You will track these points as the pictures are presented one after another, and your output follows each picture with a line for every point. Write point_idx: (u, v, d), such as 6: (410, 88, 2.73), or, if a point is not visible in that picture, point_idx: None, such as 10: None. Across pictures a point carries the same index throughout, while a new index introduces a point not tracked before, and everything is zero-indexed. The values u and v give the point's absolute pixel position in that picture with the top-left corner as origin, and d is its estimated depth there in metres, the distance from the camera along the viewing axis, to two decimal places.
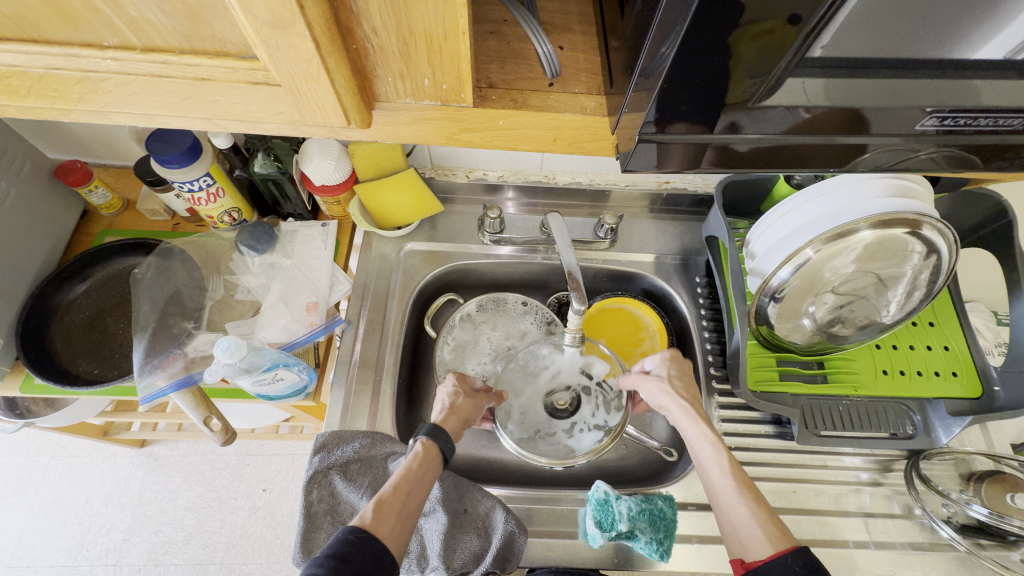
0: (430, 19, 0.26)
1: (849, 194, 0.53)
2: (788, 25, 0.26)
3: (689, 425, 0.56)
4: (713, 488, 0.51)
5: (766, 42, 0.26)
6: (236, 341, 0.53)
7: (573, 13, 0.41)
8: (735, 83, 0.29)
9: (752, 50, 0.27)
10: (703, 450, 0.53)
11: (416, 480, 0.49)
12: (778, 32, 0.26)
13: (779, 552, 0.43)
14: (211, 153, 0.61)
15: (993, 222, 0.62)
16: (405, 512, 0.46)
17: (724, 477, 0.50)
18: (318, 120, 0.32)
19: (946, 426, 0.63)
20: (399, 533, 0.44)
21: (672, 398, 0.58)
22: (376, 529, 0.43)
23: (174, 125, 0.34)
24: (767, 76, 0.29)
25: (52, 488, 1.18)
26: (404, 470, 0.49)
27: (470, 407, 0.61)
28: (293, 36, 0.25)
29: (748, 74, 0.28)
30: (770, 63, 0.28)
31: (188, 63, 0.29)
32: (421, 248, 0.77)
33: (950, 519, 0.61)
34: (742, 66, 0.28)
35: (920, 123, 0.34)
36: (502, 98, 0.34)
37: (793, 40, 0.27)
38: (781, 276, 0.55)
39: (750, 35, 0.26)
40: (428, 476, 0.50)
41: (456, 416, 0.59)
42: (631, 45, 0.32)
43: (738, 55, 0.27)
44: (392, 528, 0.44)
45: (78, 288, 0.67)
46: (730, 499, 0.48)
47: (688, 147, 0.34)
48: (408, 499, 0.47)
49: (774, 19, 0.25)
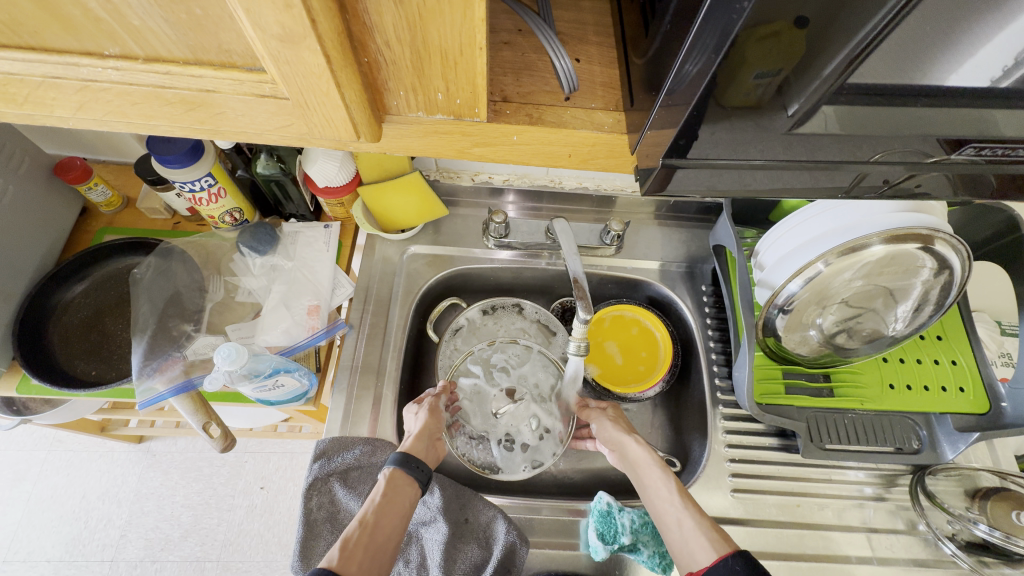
0: (446, 33, 0.25)
1: (863, 208, 0.52)
2: (793, 28, 0.24)
3: (637, 451, 0.56)
4: (659, 508, 0.50)
5: (770, 47, 0.25)
6: (237, 348, 0.53)
7: (589, 24, 0.40)
8: (737, 85, 0.27)
9: (758, 53, 0.25)
10: (652, 473, 0.54)
11: (386, 509, 0.48)
12: (783, 35, 0.24)
13: (723, 558, 0.42)
14: (214, 153, 0.60)
15: (1005, 236, 0.61)
16: (374, 546, 0.45)
17: (672, 495, 0.50)
18: (327, 133, 0.31)
19: (952, 443, 0.62)
20: (369, 568, 0.43)
21: (622, 430, 0.59)
22: (344, 565, 0.42)
23: (177, 135, 0.33)
24: (776, 76, 0.26)
25: (48, 482, 1.17)
26: (374, 500, 0.49)
27: (432, 419, 0.59)
28: (304, 50, 0.24)
29: (751, 74, 0.26)
30: (780, 63, 0.26)
31: (193, 74, 0.28)
32: (425, 251, 0.77)
33: (955, 535, 0.60)
34: (747, 69, 0.26)
35: (958, 152, 0.33)
36: (517, 113, 0.34)
37: (803, 48, 0.25)
38: (791, 288, 0.55)
39: (754, 37, 0.24)
40: (400, 510, 0.49)
41: (420, 436, 0.56)
42: (653, 65, 0.31)
43: (745, 58, 0.25)
44: (360, 563, 0.43)
45: (76, 288, 0.66)
46: (676, 516, 0.48)
47: (668, 171, 0.34)
48: (377, 531, 0.46)
49: (780, 20, 0.23)
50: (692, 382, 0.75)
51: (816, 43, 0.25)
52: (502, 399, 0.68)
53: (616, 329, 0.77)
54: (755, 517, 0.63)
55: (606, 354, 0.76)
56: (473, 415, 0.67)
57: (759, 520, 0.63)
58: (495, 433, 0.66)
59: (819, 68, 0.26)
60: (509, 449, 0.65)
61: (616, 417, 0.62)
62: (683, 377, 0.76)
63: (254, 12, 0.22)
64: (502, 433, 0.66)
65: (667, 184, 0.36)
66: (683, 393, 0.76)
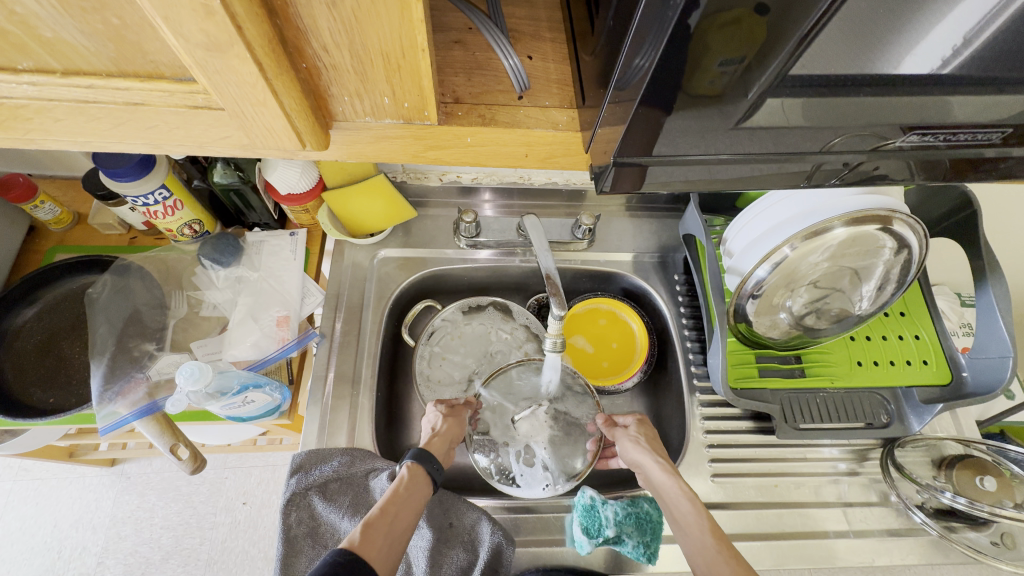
0: (384, 36, 0.24)
1: (826, 192, 0.53)
2: (755, 15, 0.24)
3: (665, 480, 0.54)
4: (691, 547, 0.47)
5: (731, 34, 0.24)
6: (201, 366, 0.51)
7: (542, 19, 0.40)
8: (701, 72, 0.26)
9: (719, 41, 0.25)
10: (681, 507, 0.51)
11: (403, 503, 0.47)
12: (744, 22, 0.24)
13: None
14: (167, 163, 0.57)
15: (959, 213, 0.63)
16: (393, 535, 0.44)
17: (705, 535, 0.47)
18: (270, 143, 0.30)
19: (918, 415, 0.64)
20: (387, 555, 0.42)
21: (648, 453, 0.56)
22: (364, 550, 0.41)
23: (112, 150, 0.31)
24: (741, 64, 0.26)
25: (17, 513, 1.12)
26: (390, 493, 0.47)
27: (455, 424, 0.60)
28: (233, 58, 0.23)
29: (716, 61, 0.26)
30: (744, 49, 0.25)
31: (118, 87, 0.26)
32: (395, 254, 0.75)
33: (924, 504, 0.62)
34: (712, 56, 0.25)
35: (901, 139, 0.33)
36: (469, 114, 0.33)
37: (765, 34, 0.25)
38: (759, 274, 0.55)
39: (717, 25, 0.24)
40: (417, 506, 0.48)
41: (441, 439, 0.58)
42: (603, 59, 0.31)
43: (705, 47, 0.25)
44: (380, 549, 0.42)
45: (26, 312, 0.63)
46: (709, 558, 0.45)
47: (641, 170, 0.34)
48: (395, 521, 0.45)
49: (740, 7, 0.23)
50: (669, 371, 0.75)
51: (759, 29, 0.24)
52: (522, 410, 0.65)
53: (586, 321, 0.77)
54: (736, 500, 0.64)
55: (585, 354, 0.76)
56: (493, 425, 0.64)
57: (739, 503, 0.64)
58: (516, 444, 0.63)
59: (766, 57, 0.26)
60: (528, 462, 0.62)
61: (641, 436, 0.59)
62: (661, 366, 0.77)
63: (172, 20, 0.21)
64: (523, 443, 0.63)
65: (644, 181, 0.36)
66: (661, 382, 0.77)
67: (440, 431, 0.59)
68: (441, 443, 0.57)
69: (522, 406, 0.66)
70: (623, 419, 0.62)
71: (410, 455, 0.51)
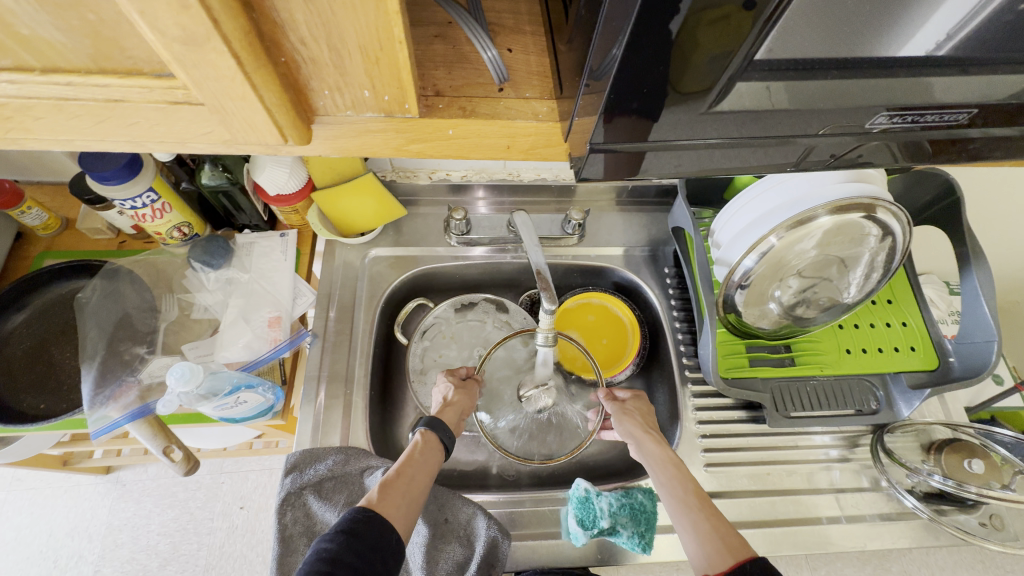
0: (362, 28, 0.25)
1: (810, 181, 0.53)
2: (743, 11, 0.25)
3: (654, 449, 0.55)
4: (674, 508, 0.49)
5: (721, 29, 0.25)
6: (191, 367, 0.51)
7: (523, 13, 0.40)
8: (693, 72, 0.28)
9: (709, 38, 0.26)
10: (667, 472, 0.53)
11: (418, 466, 0.50)
12: (732, 18, 0.25)
13: (741, 562, 0.41)
14: (153, 165, 0.57)
15: (942, 201, 0.64)
16: (410, 494, 0.47)
17: (687, 497, 0.50)
18: (252, 138, 0.30)
19: (907, 400, 0.65)
20: (406, 512, 0.45)
21: (638, 425, 0.58)
22: (383, 507, 0.44)
23: (95, 149, 0.32)
24: (728, 58, 0.27)
25: (12, 524, 1.12)
26: (407, 456, 0.50)
27: (465, 398, 0.61)
28: (210, 52, 0.23)
29: (707, 58, 0.27)
30: (730, 44, 0.26)
31: (97, 84, 0.27)
32: (386, 254, 0.75)
33: (914, 489, 0.63)
34: (701, 53, 0.26)
35: (871, 121, 0.34)
36: (450, 107, 0.33)
37: (752, 27, 0.26)
38: (747, 264, 0.56)
39: (705, 22, 0.25)
40: (431, 469, 0.51)
41: (452, 410, 0.59)
42: (579, 49, 0.31)
43: (694, 41, 0.26)
44: (398, 507, 0.45)
45: (15, 318, 0.62)
46: (692, 518, 0.48)
47: (637, 155, 0.34)
48: (412, 482, 0.48)
49: (729, 3, 0.24)
50: (662, 362, 0.76)
51: (731, 16, 0.25)
52: (530, 388, 0.66)
53: (576, 315, 0.77)
54: (729, 489, 0.65)
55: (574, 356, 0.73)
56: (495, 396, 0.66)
57: (732, 491, 0.65)
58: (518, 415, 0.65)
59: (738, 44, 0.26)
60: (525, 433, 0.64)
61: (633, 408, 0.61)
62: (653, 358, 0.78)
63: (148, 14, 0.21)
64: (530, 417, 0.65)
65: (640, 168, 0.36)
66: (654, 373, 0.77)
67: (450, 402, 0.60)
68: (451, 413, 0.58)
69: (530, 381, 0.66)
70: (620, 393, 0.63)
71: (421, 423, 0.54)
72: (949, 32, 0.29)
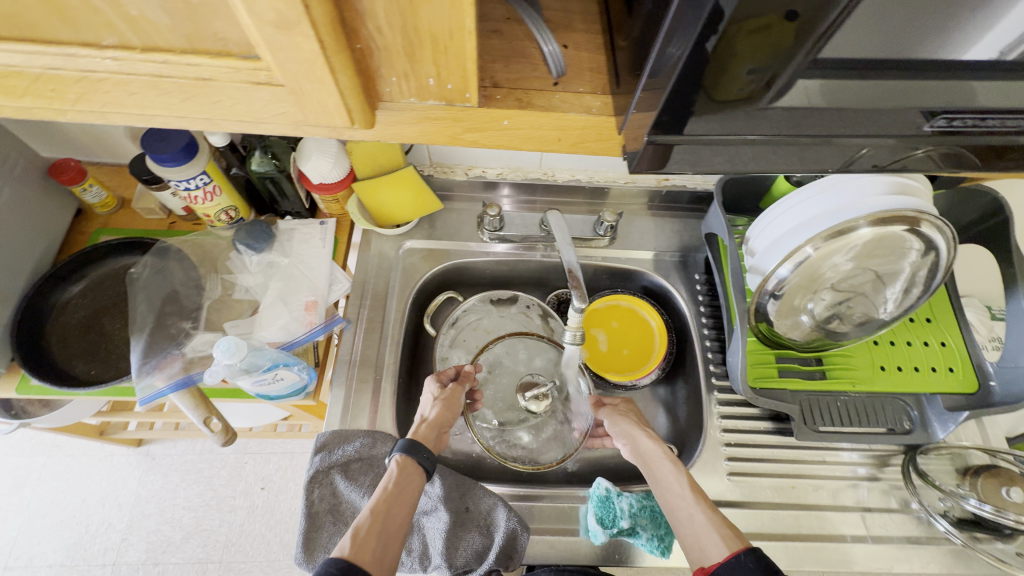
0: (436, 18, 0.26)
1: (853, 191, 0.53)
2: (785, 21, 0.25)
3: (649, 446, 0.56)
4: (670, 500, 0.50)
5: (762, 39, 0.26)
6: (236, 341, 0.53)
7: (575, 11, 0.41)
8: (743, 76, 0.28)
9: (747, 46, 0.26)
10: (662, 467, 0.54)
11: (394, 499, 0.48)
12: (774, 28, 0.26)
13: (734, 553, 0.42)
14: (208, 150, 0.60)
15: (989, 218, 0.62)
16: (385, 538, 0.45)
17: (683, 489, 0.50)
18: (322, 119, 0.32)
19: (942, 422, 0.63)
20: (381, 559, 0.43)
21: (635, 425, 0.59)
22: (357, 557, 0.42)
23: (175, 125, 0.34)
24: (767, 71, 0.28)
25: (49, 488, 1.17)
26: (383, 490, 0.48)
27: (445, 408, 0.59)
28: (297, 36, 0.25)
29: (745, 69, 0.28)
30: (769, 59, 0.27)
31: (190, 63, 0.29)
32: (420, 246, 0.77)
33: (947, 512, 0.61)
34: (739, 63, 0.27)
35: (926, 124, 0.34)
36: (507, 98, 0.35)
37: (798, 36, 0.26)
38: (780, 273, 0.55)
39: (747, 30, 0.25)
40: (411, 500, 0.49)
41: (430, 425, 0.57)
42: (636, 45, 0.32)
43: (733, 51, 0.27)
44: (373, 554, 0.43)
45: (73, 288, 0.66)
46: (687, 511, 0.48)
47: (663, 151, 0.34)
48: (388, 521, 0.46)
49: (771, 14, 0.25)
50: (688, 369, 0.76)
51: (791, 17, 0.25)
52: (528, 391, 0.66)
53: (604, 316, 0.78)
54: (752, 499, 0.64)
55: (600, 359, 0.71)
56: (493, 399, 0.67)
57: (756, 502, 0.64)
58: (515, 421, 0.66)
59: (795, 48, 0.27)
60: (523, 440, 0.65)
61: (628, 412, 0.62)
62: (679, 363, 0.77)
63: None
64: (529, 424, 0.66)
65: (668, 163, 0.36)
66: (678, 379, 0.77)
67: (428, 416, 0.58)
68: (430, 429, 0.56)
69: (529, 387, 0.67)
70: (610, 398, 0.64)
71: (398, 450, 0.51)
72: (1011, 43, 0.29)
